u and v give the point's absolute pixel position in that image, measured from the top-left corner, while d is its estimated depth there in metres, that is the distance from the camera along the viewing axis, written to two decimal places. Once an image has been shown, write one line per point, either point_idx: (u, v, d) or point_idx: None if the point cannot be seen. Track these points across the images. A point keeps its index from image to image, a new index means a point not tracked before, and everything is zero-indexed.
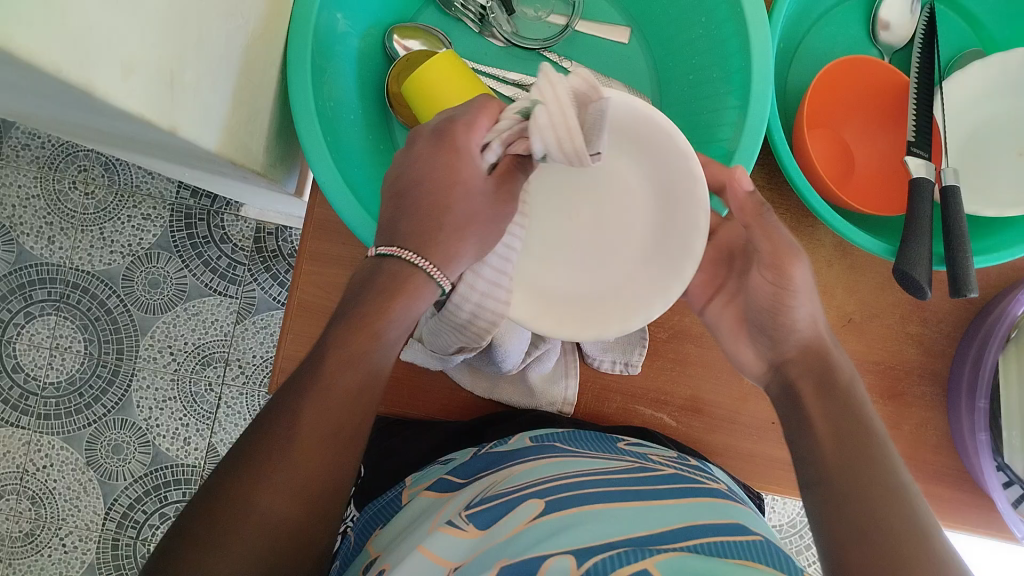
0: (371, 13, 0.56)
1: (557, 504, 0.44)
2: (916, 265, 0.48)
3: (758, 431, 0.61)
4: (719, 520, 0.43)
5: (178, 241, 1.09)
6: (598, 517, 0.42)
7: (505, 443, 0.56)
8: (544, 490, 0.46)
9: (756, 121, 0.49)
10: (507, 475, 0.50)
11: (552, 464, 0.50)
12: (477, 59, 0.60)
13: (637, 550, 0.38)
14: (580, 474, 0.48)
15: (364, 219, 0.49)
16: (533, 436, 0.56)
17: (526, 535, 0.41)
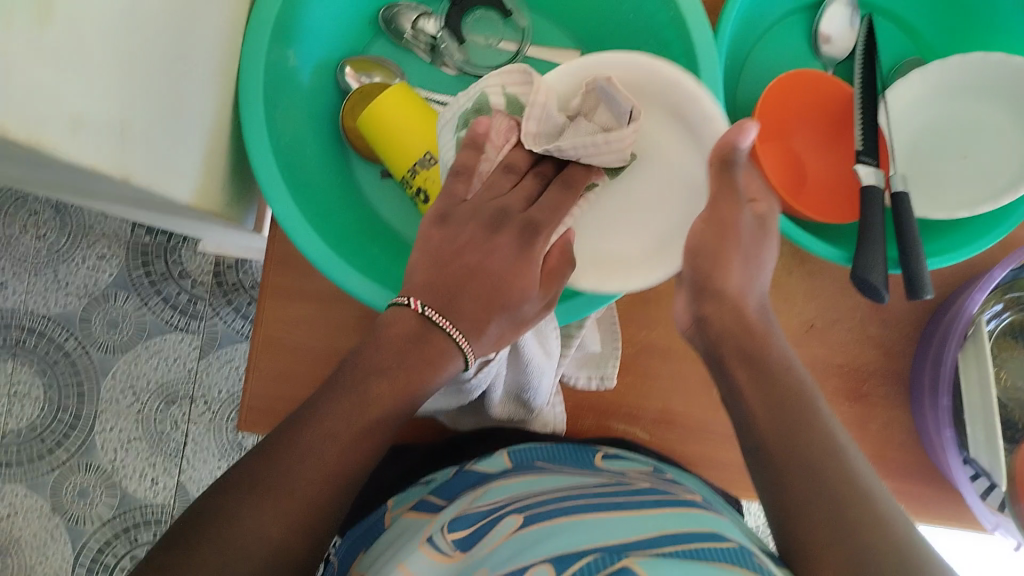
0: (323, 48, 0.56)
1: (534, 518, 0.45)
2: (872, 269, 0.49)
3: (729, 440, 0.62)
4: (700, 528, 0.44)
5: (135, 278, 1.07)
6: (572, 528, 0.43)
7: (485, 459, 0.57)
8: (523, 505, 0.47)
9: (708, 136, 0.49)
10: (489, 491, 0.51)
11: (531, 482, 0.51)
12: (433, 91, 0.59)
13: (607, 556, 0.39)
14: (558, 490, 0.49)
15: (328, 256, 0.49)
16: (511, 452, 0.57)
17: (504, 549, 0.42)
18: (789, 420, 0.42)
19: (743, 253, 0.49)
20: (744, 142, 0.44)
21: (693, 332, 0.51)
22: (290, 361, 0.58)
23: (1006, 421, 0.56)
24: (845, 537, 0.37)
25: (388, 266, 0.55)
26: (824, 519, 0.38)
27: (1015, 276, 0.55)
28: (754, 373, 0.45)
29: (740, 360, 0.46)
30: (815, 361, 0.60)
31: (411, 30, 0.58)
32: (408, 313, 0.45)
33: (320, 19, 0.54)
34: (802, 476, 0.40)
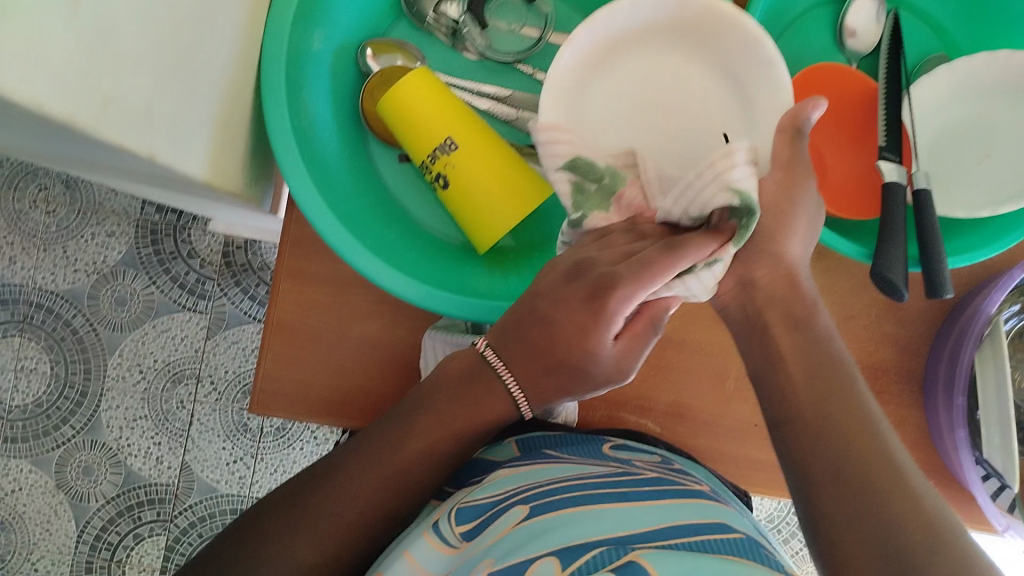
0: (345, 29, 0.55)
1: (541, 508, 0.45)
2: (892, 266, 0.49)
3: (740, 434, 0.61)
4: (707, 520, 0.44)
5: (144, 256, 1.07)
6: (578, 519, 0.43)
7: (492, 449, 0.56)
8: (529, 495, 0.47)
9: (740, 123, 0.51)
10: (496, 479, 0.51)
11: (541, 470, 0.51)
12: (453, 76, 0.59)
13: (615, 549, 0.39)
14: (565, 479, 0.49)
15: (346, 238, 0.48)
16: (519, 441, 0.57)
17: (510, 538, 0.42)
18: (819, 407, 0.42)
19: (803, 227, 0.47)
20: (814, 116, 0.46)
21: (732, 298, 0.49)
22: (303, 344, 0.58)
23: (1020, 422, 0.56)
24: (873, 522, 0.36)
25: (403, 249, 0.55)
26: (851, 506, 0.37)
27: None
28: (795, 355, 0.44)
29: (788, 328, 0.46)
30: None
31: (433, 13, 0.57)
32: (472, 351, 0.50)
33: (343, 2, 0.53)
34: (830, 465, 0.40)
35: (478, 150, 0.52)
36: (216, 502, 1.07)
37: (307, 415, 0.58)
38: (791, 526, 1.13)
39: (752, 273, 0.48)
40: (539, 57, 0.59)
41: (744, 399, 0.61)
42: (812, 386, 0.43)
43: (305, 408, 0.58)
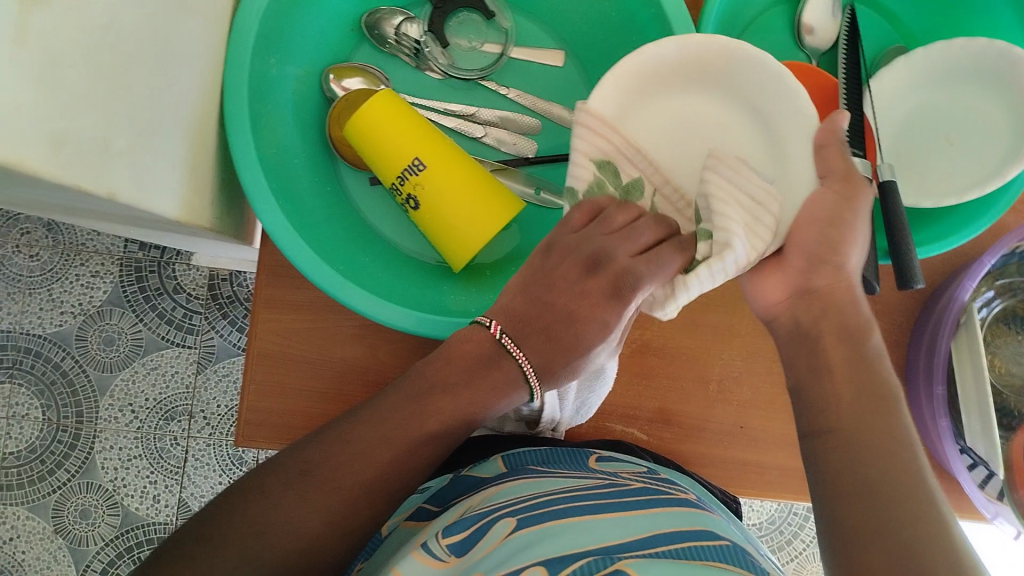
0: (305, 56, 0.55)
1: (527, 520, 0.45)
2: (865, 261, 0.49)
3: (726, 436, 0.61)
4: (693, 526, 0.44)
5: (130, 294, 1.07)
6: (566, 528, 0.43)
7: (480, 466, 0.57)
8: (515, 508, 0.47)
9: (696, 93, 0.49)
10: (485, 496, 0.51)
11: (528, 484, 0.51)
12: (420, 96, 0.58)
13: (603, 559, 0.39)
14: (554, 490, 0.49)
15: (318, 264, 0.48)
16: (506, 458, 0.57)
17: (500, 551, 0.42)
18: (848, 408, 0.42)
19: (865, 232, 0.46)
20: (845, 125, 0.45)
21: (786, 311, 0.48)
22: (285, 372, 0.58)
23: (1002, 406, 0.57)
24: (889, 506, 0.37)
25: (379, 273, 0.54)
26: (859, 482, 0.39)
27: (1006, 262, 0.57)
28: (842, 367, 0.43)
29: (842, 346, 0.44)
30: None
31: (394, 36, 0.57)
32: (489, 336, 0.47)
33: (304, 30, 0.53)
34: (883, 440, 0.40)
35: (452, 170, 0.53)
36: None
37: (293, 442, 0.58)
38: (792, 527, 1.13)
39: (811, 283, 0.46)
40: (500, 72, 0.59)
41: (727, 400, 0.61)
42: (854, 382, 0.42)
43: (290, 437, 0.58)
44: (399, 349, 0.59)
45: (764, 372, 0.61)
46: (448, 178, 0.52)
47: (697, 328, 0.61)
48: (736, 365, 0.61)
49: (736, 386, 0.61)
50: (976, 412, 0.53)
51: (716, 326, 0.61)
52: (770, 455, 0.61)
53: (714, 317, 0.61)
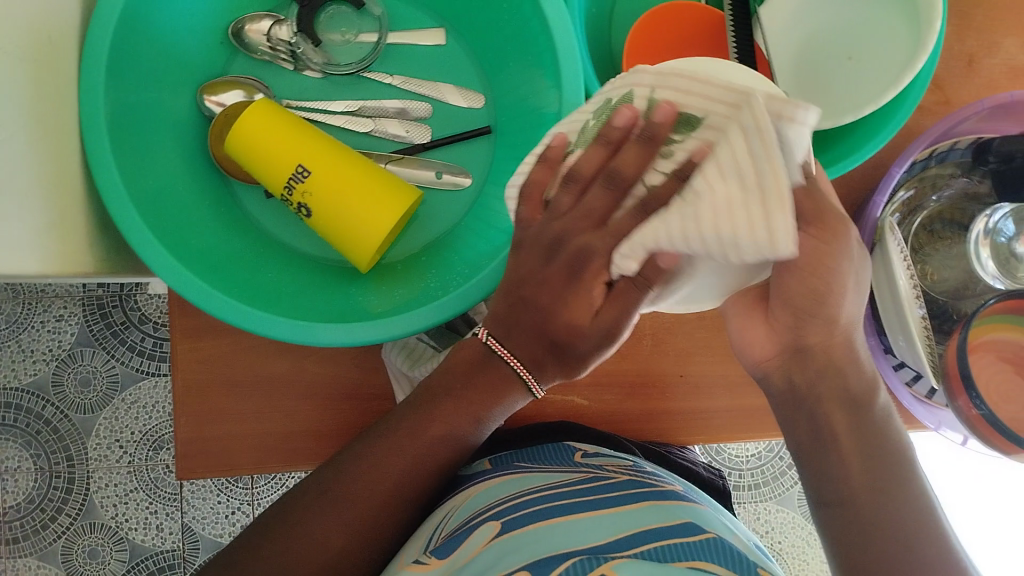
0: (175, 77, 0.53)
1: (511, 524, 0.47)
2: None
3: (670, 388, 0.61)
4: (675, 521, 0.47)
5: (98, 333, 1.07)
6: (544, 535, 0.46)
7: (470, 467, 0.60)
8: (498, 511, 0.49)
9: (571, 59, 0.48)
10: (470, 497, 0.53)
11: (513, 482, 0.53)
12: (302, 98, 0.56)
13: (591, 558, 0.41)
14: (536, 490, 0.51)
15: (205, 291, 0.47)
16: (493, 459, 0.59)
17: (483, 556, 0.44)
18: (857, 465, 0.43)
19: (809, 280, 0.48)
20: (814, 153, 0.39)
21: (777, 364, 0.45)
22: (218, 397, 0.57)
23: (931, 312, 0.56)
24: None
25: (282, 285, 0.53)
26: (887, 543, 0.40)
27: (924, 168, 0.56)
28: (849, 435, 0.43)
29: (843, 407, 0.43)
30: None
31: (267, 42, 0.55)
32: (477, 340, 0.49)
33: (169, 52, 0.52)
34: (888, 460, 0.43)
35: (338, 168, 0.52)
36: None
37: (237, 465, 0.58)
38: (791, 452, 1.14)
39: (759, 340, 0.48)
40: (382, 61, 0.57)
41: (665, 352, 0.60)
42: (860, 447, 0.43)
43: (234, 461, 0.57)
44: (329, 356, 0.58)
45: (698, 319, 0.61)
46: (335, 180, 0.52)
47: None
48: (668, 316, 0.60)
49: (670, 335, 0.60)
50: (901, 331, 0.51)
51: None
52: (717, 403, 0.61)
53: None
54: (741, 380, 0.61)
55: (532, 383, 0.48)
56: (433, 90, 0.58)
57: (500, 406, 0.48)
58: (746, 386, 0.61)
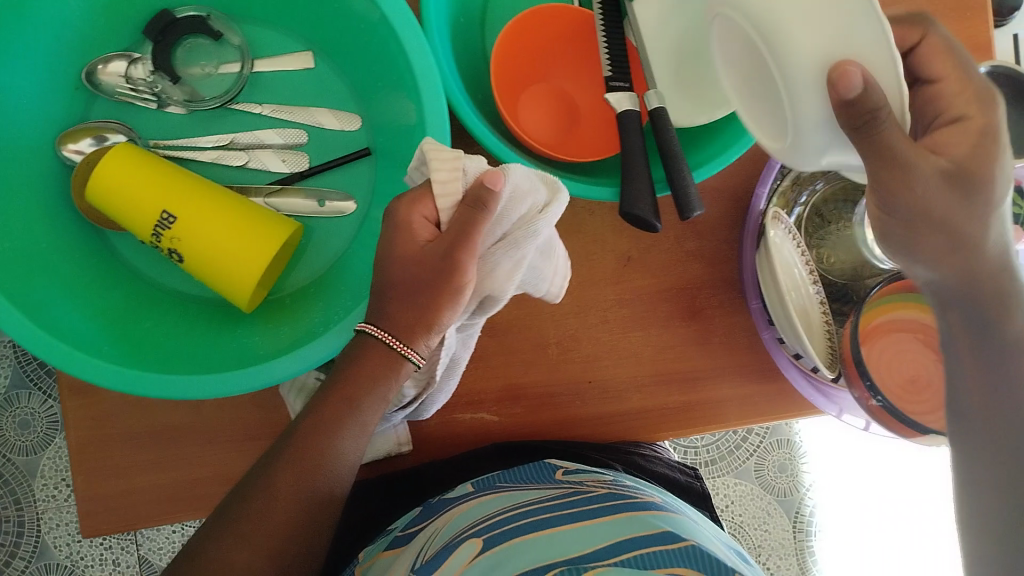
0: (28, 129, 0.51)
1: (493, 540, 0.47)
2: (638, 202, 0.47)
3: (578, 394, 0.61)
4: (652, 530, 0.46)
5: (32, 373, 1.04)
6: (518, 547, 0.46)
7: (450, 492, 0.58)
8: (483, 526, 0.49)
9: (429, 76, 0.46)
10: (448, 520, 0.52)
11: (497, 499, 0.54)
12: (170, 137, 0.55)
13: (569, 569, 0.42)
14: (515, 508, 0.51)
15: (71, 357, 0.45)
16: (474, 481, 0.58)
17: (473, 571, 0.45)
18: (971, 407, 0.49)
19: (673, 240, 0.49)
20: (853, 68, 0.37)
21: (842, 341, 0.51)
22: (118, 449, 0.57)
23: (834, 293, 0.58)
24: None
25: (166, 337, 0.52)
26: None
27: None
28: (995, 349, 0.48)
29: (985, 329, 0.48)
30: (638, 292, 0.61)
31: (126, 83, 0.54)
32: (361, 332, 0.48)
33: (19, 105, 0.50)
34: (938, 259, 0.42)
35: (204, 211, 0.51)
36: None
37: (146, 517, 0.57)
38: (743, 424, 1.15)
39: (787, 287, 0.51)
40: (249, 91, 0.55)
41: (572, 359, 0.61)
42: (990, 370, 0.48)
43: (141, 512, 0.57)
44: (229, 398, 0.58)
45: (600, 322, 0.61)
46: (200, 223, 0.50)
47: (522, 297, 0.61)
48: (572, 322, 0.61)
49: (575, 343, 0.61)
50: (790, 327, 0.51)
51: None
52: (629, 402, 0.61)
53: None
54: (647, 379, 0.61)
55: (401, 347, 0.46)
56: (308, 117, 0.56)
57: (381, 388, 0.46)
58: (652, 384, 0.61)
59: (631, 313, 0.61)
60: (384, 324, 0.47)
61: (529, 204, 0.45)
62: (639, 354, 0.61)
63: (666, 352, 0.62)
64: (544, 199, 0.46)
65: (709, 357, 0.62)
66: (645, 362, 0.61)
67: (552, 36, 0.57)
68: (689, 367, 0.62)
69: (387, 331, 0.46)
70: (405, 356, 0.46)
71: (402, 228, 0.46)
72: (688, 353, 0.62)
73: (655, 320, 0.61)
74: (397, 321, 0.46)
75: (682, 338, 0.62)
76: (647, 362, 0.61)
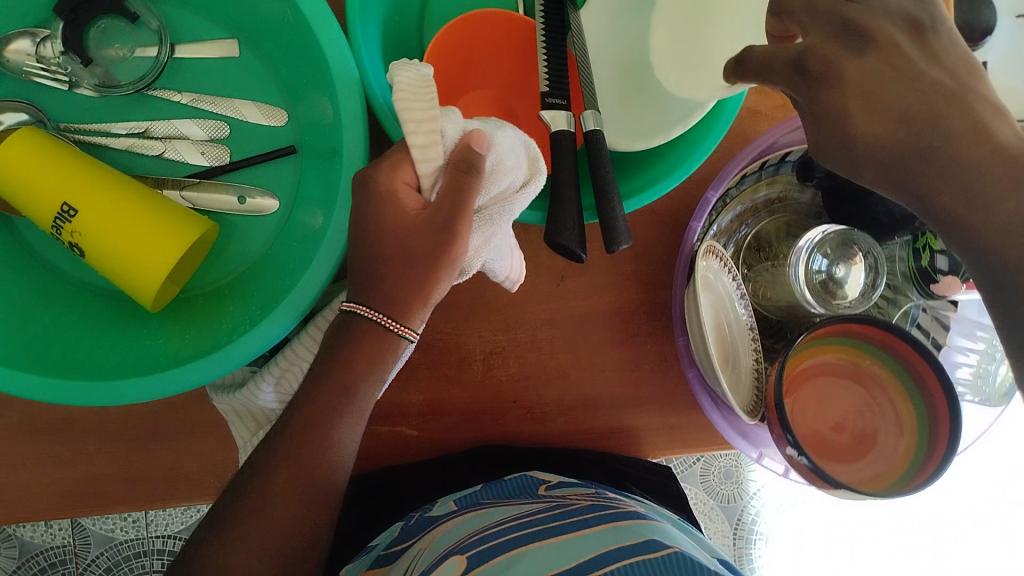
0: None
1: (477, 559, 0.45)
2: (563, 231, 0.45)
3: (502, 414, 0.59)
4: (637, 539, 0.44)
5: None
6: (516, 561, 0.44)
7: (431, 511, 0.58)
8: (463, 546, 0.48)
9: (344, 77, 0.46)
10: (434, 538, 0.52)
11: (475, 517, 0.53)
12: (83, 122, 0.52)
13: None
14: (500, 523, 0.50)
15: None
16: (456, 499, 0.58)
17: None
18: None
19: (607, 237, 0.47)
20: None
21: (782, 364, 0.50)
22: (13, 446, 0.54)
23: (768, 329, 0.56)
24: None
25: (72, 338, 0.50)
26: None
27: (761, 179, 0.55)
28: None
29: None
30: (570, 314, 0.59)
31: (38, 62, 0.50)
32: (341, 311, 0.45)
33: None
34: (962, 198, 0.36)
35: (105, 203, 0.48)
36: (118, 551, 0.98)
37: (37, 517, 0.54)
38: None
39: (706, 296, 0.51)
40: (168, 77, 0.53)
41: (499, 376, 0.58)
42: None
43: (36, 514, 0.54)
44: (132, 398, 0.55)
45: (530, 341, 0.59)
46: (104, 218, 0.47)
47: (449, 310, 0.58)
48: (500, 338, 0.58)
49: (502, 360, 0.58)
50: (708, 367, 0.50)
51: (470, 303, 0.58)
52: (552, 424, 0.60)
53: (468, 294, 0.58)
54: (575, 402, 0.59)
55: (399, 328, 0.44)
56: (229, 108, 0.53)
57: (378, 369, 0.44)
58: (579, 407, 0.59)
59: (562, 333, 0.59)
60: (376, 304, 0.44)
61: (508, 181, 0.45)
62: (568, 376, 0.59)
63: (597, 376, 0.59)
64: (518, 184, 0.45)
65: (641, 383, 0.60)
66: (575, 384, 0.59)
67: (490, 44, 0.56)
68: (620, 391, 0.60)
69: (380, 311, 0.44)
70: (402, 335, 0.44)
71: (389, 200, 0.43)
72: (621, 377, 0.60)
73: (587, 342, 0.59)
74: (393, 299, 0.44)
75: (614, 362, 0.60)
76: (577, 385, 0.59)
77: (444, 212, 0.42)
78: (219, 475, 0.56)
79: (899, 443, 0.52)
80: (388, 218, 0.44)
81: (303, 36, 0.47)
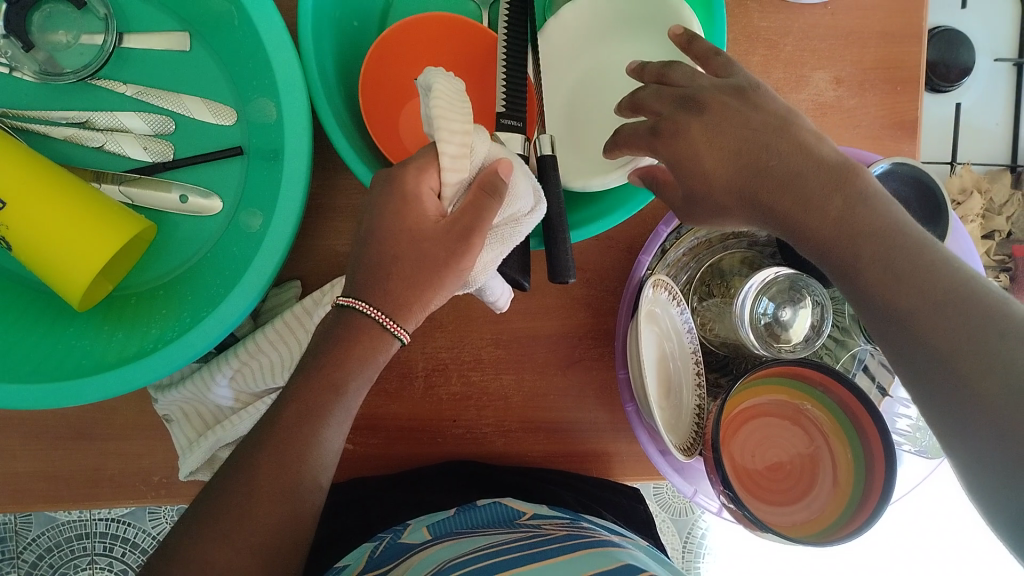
0: None
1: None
2: (510, 260, 0.47)
3: (441, 431, 0.58)
4: (618, 563, 0.42)
5: None
6: None
7: (403, 536, 0.54)
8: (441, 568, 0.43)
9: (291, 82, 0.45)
10: (412, 563, 0.48)
11: (457, 544, 0.49)
12: (24, 108, 0.51)
13: None
14: (480, 549, 0.46)
15: None
16: (429, 526, 0.55)
17: None
18: None
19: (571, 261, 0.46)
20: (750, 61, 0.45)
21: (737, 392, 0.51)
22: None
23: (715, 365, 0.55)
24: None
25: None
26: None
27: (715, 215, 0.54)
28: None
29: None
30: (516, 334, 0.58)
31: None
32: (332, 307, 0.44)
33: None
34: (885, 253, 0.35)
35: (40, 193, 0.46)
36: (59, 531, 0.96)
37: None
38: None
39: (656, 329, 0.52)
40: (115, 68, 0.52)
41: (441, 394, 0.57)
42: None
43: None
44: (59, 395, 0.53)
45: (474, 359, 0.58)
46: (35, 208, 0.46)
47: None
48: (443, 355, 0.58)
49: (444, 377, 0.58)
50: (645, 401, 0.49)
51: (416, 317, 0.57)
52: (492, 444, 0.58)
53: None
54: (516, 423, 0.58)
55: (394, 327, 0.42)
56: (177, 104, 0.52)
57: (363, 376, 0.42)
58: (520, 429, 0.58)
59: (507, 354, 0.58)
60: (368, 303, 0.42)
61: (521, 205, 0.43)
62: (510, 398, 0.58)
63: (540, 398, 0.58)
64: (527, 209, 0.43)
65: (584, 410, 0.59)
66: (517, 406, 0.58)
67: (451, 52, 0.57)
68: (563, 416, 0.59)
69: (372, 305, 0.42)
70: (395, 334, 0.43)
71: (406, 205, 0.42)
72: (565, 402, 0.59)
73: (533, 364, 0.58)
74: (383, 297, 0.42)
75: (558, 387, 0.59)
76: (519, 407, 0.58)
77: (464, 219, 0.42)
78: (147, 478, 0.54)
79: (834, 486, 0.51)
80: (395, 222, 0.42)
81: (255, 36, 0.46)
